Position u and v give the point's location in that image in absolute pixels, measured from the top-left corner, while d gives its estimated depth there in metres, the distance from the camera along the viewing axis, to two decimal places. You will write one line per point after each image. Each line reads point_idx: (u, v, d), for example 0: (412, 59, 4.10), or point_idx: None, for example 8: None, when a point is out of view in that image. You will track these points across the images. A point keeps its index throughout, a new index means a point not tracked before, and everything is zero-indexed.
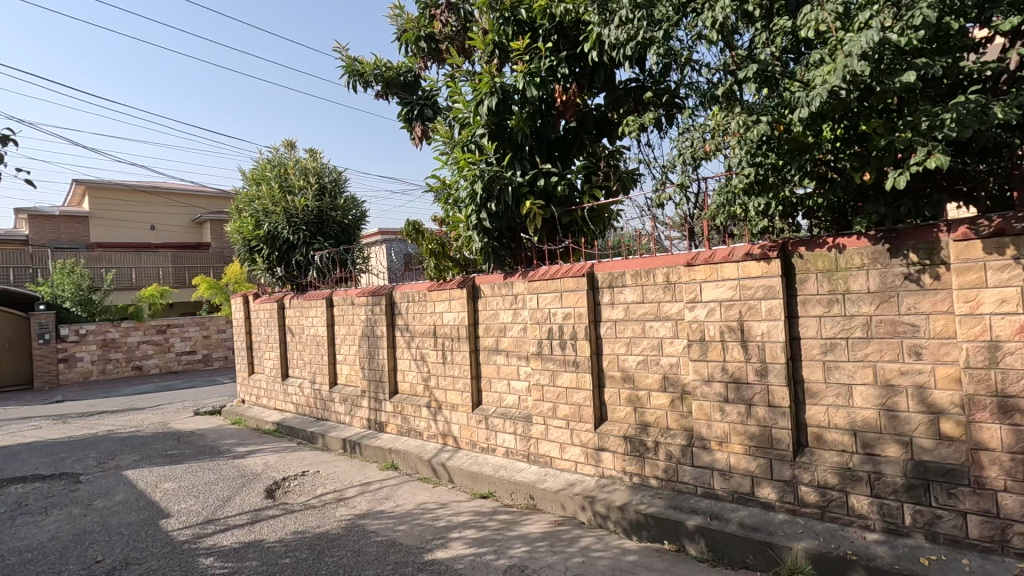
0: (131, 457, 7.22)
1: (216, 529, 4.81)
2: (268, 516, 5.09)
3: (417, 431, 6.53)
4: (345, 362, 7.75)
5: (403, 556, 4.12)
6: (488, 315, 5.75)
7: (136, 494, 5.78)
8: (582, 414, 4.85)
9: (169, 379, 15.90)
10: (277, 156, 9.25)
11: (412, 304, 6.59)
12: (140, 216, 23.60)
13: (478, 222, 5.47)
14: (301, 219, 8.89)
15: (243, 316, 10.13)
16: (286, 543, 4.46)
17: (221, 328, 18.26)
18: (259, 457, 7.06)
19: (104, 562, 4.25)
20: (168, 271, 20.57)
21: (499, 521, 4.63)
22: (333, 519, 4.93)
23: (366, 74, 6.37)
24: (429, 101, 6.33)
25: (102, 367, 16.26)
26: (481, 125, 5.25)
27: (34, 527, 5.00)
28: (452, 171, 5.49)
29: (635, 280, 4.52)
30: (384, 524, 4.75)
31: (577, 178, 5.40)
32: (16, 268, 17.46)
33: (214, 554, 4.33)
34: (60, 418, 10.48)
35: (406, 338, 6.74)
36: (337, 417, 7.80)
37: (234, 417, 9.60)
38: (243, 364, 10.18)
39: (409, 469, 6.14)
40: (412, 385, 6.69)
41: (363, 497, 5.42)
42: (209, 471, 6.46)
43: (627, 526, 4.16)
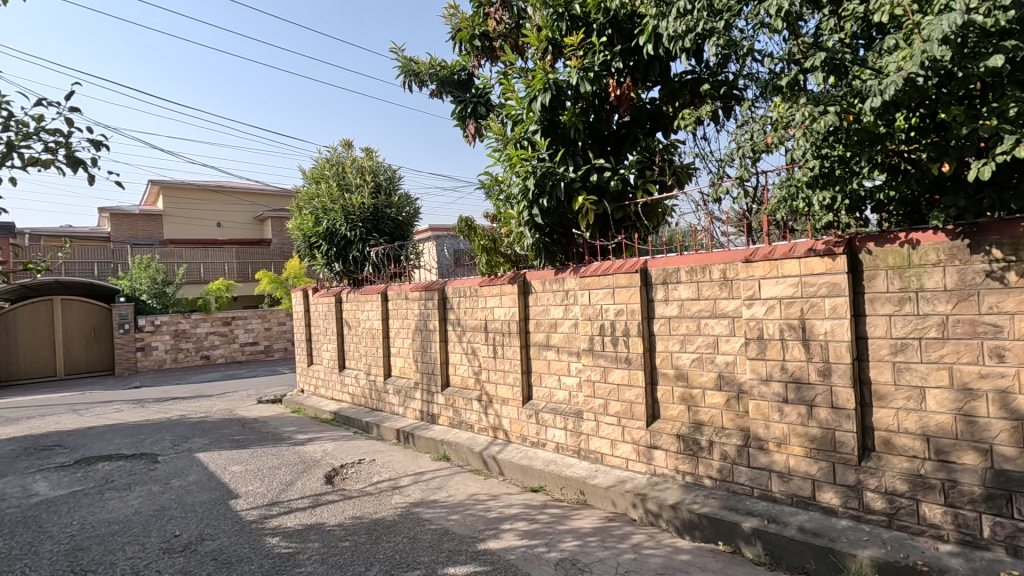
0: (202, 440, 7.69)
1: (280, 511, 5.07)
2: (327, 501, 5.32)
3: (468, 424, 6.66)
4: (399, 355, 7.98)
5: (456, 545, 4.22)
6: (539, 311, 5.78)
7: (207, 475, 6.17)
8: (634, 411, 4.82)
9: (235, 368, 16.79)
10: (335, 156, 9.58)
11: (464, 299, 6.71)
12: (207, 214, 24.97)
13: (530, 218, 5.47)
14: (357, 217, 9.17)
15: (303, 309, 10.57)
16: (345, 527, 4.66)
17: (281, 321, 19.13)
18: (318, 444, 7.37)
19: (182, 537, 4.58)
20: (232, 266, 21.76)
21: (549, 515, 4.66)
22: (389, 506, 5.11)
23: (421, 73, 6.51)
24: (482, 99, 6.41)
25: (174, 356, 17.31)
26: (533, 122, 5.27)
27: (121, 501, 5.43)
28: (505, 167, 5.53)
29: (689, 276, 4.44)
30: (438, 513, 4.87)
31: (630, 174, 5.33)
32: (100, 263, 18.87)
33: (279, 534, 4.58)
34: (139, 402, 11.27)
35: (457, 332, 6.86)
36: (391, 408, 8.04)
37: (294, 406, 10.03)
38: (303, 355, 10.61)
39: (460, 461, 6.26)
40: (463, 378, 6.81)
41: (416, 487, 5.58)
42: (272, 456, 6.80)
43: (680, 526, 4.11)
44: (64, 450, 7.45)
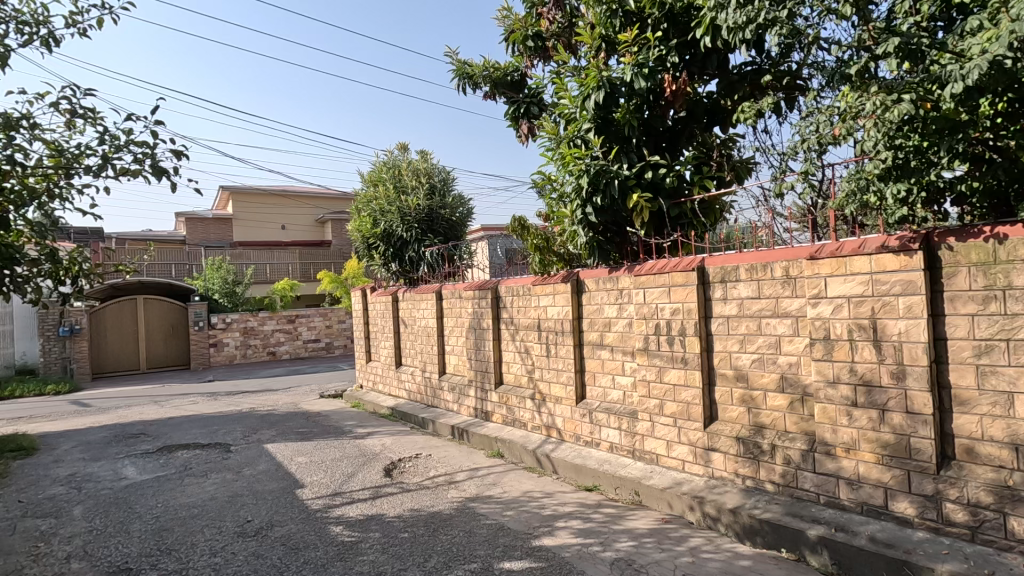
0: (270, 432, 8.12)
1: (343, 501, 5.30)
2: (387, 493, 5.51)
3: (522, 422, 6.71)
4: (453, 353, 8.15)
5: (511, 540, 4.28)
6: (593, 310, 5.76)
7: (275, 464, 6.52)
8: (691, 412, 4.72)
9: (298, 364, 17.60)
10: (392, 159, 9.86)
11: (517, 298, 6.77)
12: (272, 217, 26.27)
13: (583, 217, 5.45)
14: (413, 218, 9.41)
15: (361, 308, 10.95)
16: (404, 519, 4.81)
17: (341, 319, 19.88)
18: (377, 438, 7.63)
19: (254, 522, 4.86)
20: (296, 267, 22.80)
21: (604, 514, 4.65)
22: (445, 500, 5.23)
23: (475, 76, 6.59)
24: (535, 99, 6.44)
25: (243, 352, 18.32)
26: (587, 120, 5.25)
27: (199, 487, 5.83)
28: (558, 167, 5.53)
29: (749, 274, 4.31)
30: (493, 509, 4.95)
31: (686, 170, 5.21)
32: (178, 264, 20.22)
33: (343, 523, 4.78)
34: (212, 395, 12.01)
35: (511, 331, 6.93)
36: (446, 405, 8.21)
37: (354, 401, 10.42)
38: (361, 352, 11.00)
39: (514, 458, 6.32)
40: (517, 376, 6.88)
41: (471, 482, 5.69)
42: (334, 448, 7.10)
43: (740, 531, 4.00)
44: (148, 438, 8.05)
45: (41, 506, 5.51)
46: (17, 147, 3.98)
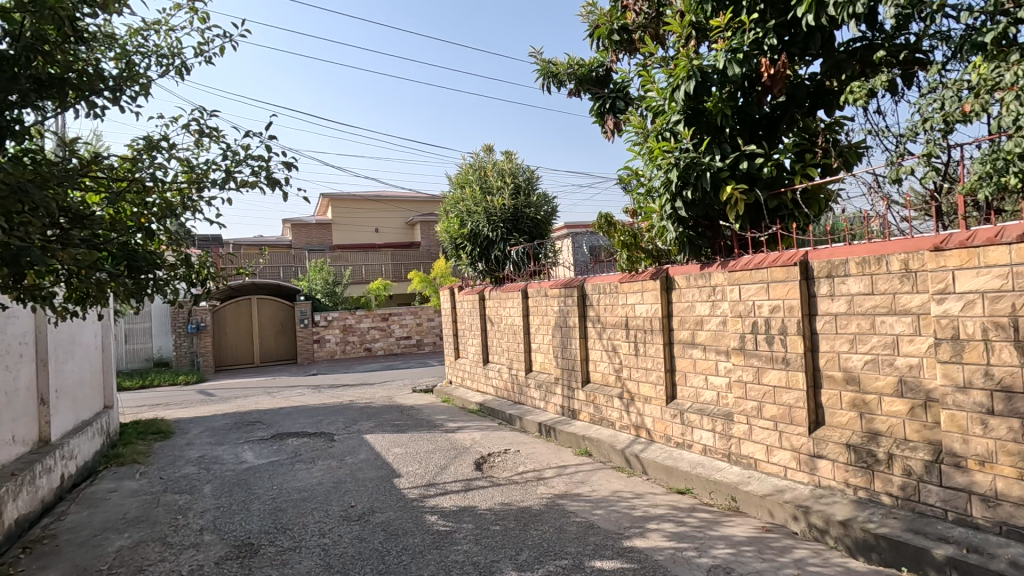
0: (368, 423, 8.62)
1: (437, 492, 5.52)
2: (478, 486, 5.67)
3: (610, 421, 6.64)
4: (540, 350, 8.21)
5: (601, 539, 4.25)
6: (684, 308, 5.57)
7: (374, 454, 6.91)
8: (794, 416, 4.44)
9: (392, 360, 18.53)
10: (478, 161, 10.09)
11: (604, 295, 6.70)
12: (367, 221, 27.85)
13: (673, 212, 5.28)
14: (499, 217, 9.57)
15: (450, 307, 11.32)
16: (495, 512, 4.93)
17: (431, 317, 20.70)
18: (468, 433, 7.86)
19: (357, 507, 5.20)
20: (389, 268, 24.03)
21: (699, 519, 4.49)
22: (535, 496, 5.30)
23: (560, 74, 6.58)
24: (622, 93, 6.34)
25: (343, 348, 19.57)
26: (676, 112, 5.08)
27: (308, 472, 6.33)
28: (646, 162, 5.41)
29: (860, 268, 3.97)
30: (582, 507, 4.95)
31: (786, 158, 4.89)
32: (285, 267, 21.98)
33: (438, 513, 4.98)
34: (317, 388, 12.94)
35: (597, 329, 6.88)
36: (533, 402, 8.30)
37: (444, 396, 10.79)
38: (450, 349, 11.37)
39: (602, 457, 6.25)
40: (604, 375, 6.81)
41: (560, 479, 5.71)
42: (428, 441, 7.41)
43: (852, 545, 3.70)
44: (263, 426, 8.84)
45: (178, 483, 6.23)
46: (158, 166, 4.49)
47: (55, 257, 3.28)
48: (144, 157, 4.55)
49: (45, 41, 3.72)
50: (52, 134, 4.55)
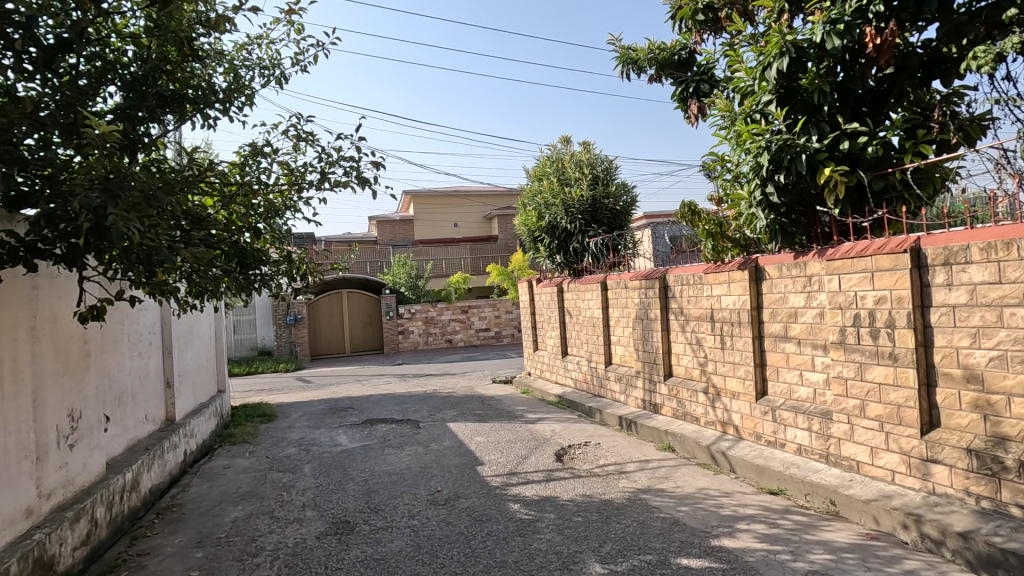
0: (451, 412, 8.91)
1: (519, 481, 5.62)
2: (559, 477, 5.71)
3: (694, 416, 6.44)
4: (620, 343, 8.10)
5: (687, 537, 4.15)
6: (775, 299, 5.28)
7: (458, 442, 7.15)
8: (903, 416, 4.09)
9: (472, 351, 18.99)
10: (555, 153, 10.06)
11: (687, 287, 6.48)
12: (447, 217, 28.66)
13: (763, 198, 5.00)
14: (577, 209, 9.50)
15: (528, 299, 11.41)
16: (577, 503, 4.95)
17: (509, 309, 20.99)
18: (548, 424, 7.92)
19: (443, 492, 5.41)
20: (468, 261, 24.62)
21: (793, 522, 4.26)
22: (617, 489, 5.25)
23: (640, 60, 6.40)
24: (706, 75, 6.08)
25: (426, 339, 20.31)
26: (767, 91, 4.81)
27: (397, 457, 6.66)
28: (733, 146, 5.17)
29: (984, 255, 3.56)
30: (666, 502, 4.84)
31: (894, 136, 4.49)
32: (372, 262, 23.13)
33: (520, 501, 5.07)
34: (402, 377, 13.54)
35: (680, 322, 6.68)
36: (613, 395, 8.22)
37: (523, 387, 10.93)
38: (529, 341, 11.48)
39: (687, 453, 6.08)
40: (688, 369, 6.61)
41: (642, 474, 5.62)
42: (509, 431, 7.54)
43: (973, 559, 3.36)
44: (355, 412, 9.38)
45: (282, 462, 6.77)
46: (263, 170, 4.89)
47: (180, 255, 3.65)
48: (250, 162, 4.96)
49: (168, 61, 4.15)
50: (174, 145, 5.06)
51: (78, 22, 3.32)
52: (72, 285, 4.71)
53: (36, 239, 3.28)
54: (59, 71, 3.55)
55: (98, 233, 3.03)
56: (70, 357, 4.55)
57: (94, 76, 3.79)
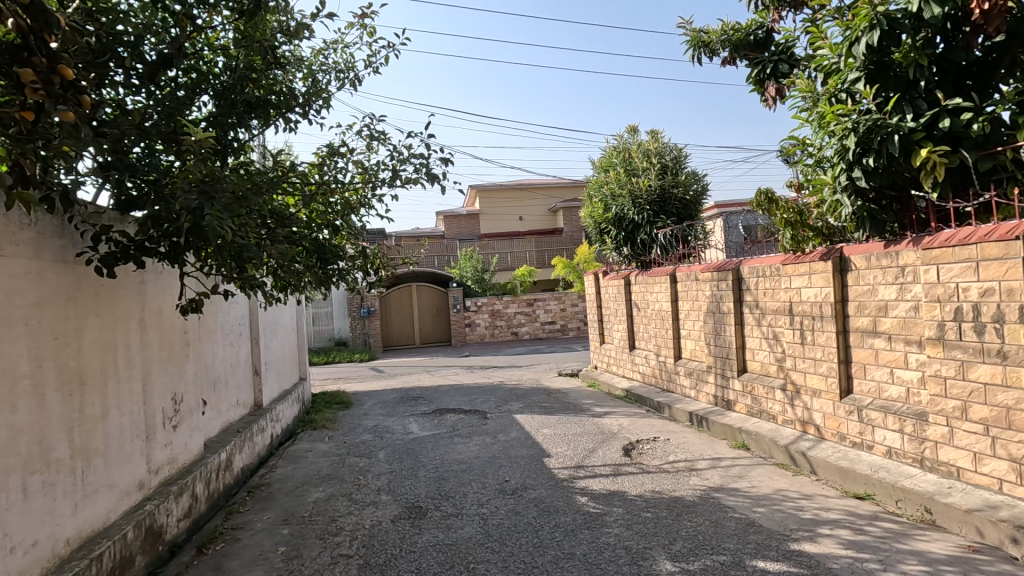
0: (518, 404, 9.01)
1: (586, 474, 5.61)
2: (627, 472, 5.64)
3: (770, 414, 6.16)
4: (690, 337, 7.87)
5: (764, 539, 3.99)
6: (863, 292, 4.93)
7: (525, 433, 7.22)
8: (1013, 420, 3.72)
9: (538, 343, 19.08)
10: (622, 143, 9.86)
11: (763, 279, 6.19)
12: (512, 210, 28.87)
13: (850, 183, 4.67)
14: (645, 199, 9.28)
15: (594, 292, 11.31)
16: (646, 499, 4.87)
17: (575, 302, 20.89)
18: (615, 418, 7.83)
19: (511, 482, 5.49)
20: (533, 254, 24.71)
21: (882, 529, 3.99)
22: (688, 486, 5.13)
23: (712, 43, 6.17)
24: (785, 55, 5.75)
25: (492, 332, 20.61)
26: (855, 68, 4.47)
27: (466, 446, 6.82)
28: (815, 129, 4.86)
29: None
30: (741, 502, 4.67)
31: (1004, 110, 4.07)
32: (439, 256, 23.71)
33: (588, 495, 5.06)
34: (470, 369, 13.83)
35: (756, 315, 6.39)
36: (683, 390, 8.01)
37: (589, 380, 10.87)
38: (595, 334, 11.39)
39: (763, 452, 5.82)
40: (763, 365, 6.33)
41: (715, 472, 5.45)
42: (575, 424, 7.54)
43: None
44: (425, 401, 9.69)
45: (358, 448, 7.11)
46: (339, 170, 5.12)
47: (267, 252, 3.91)
48: (328, 162, 5.20)
49: (253, 70, 4.41)
50: (259, 148, 5.40)
51: (176, 38, 3.60)
52: (174, 279, 5.16)
53: (143, 239, 3.61)
54: (160, 84, 3.87)
55: (196, 233, 3.30)
56: (172, 346, 4.99)
57: (191, 87, 4.10)
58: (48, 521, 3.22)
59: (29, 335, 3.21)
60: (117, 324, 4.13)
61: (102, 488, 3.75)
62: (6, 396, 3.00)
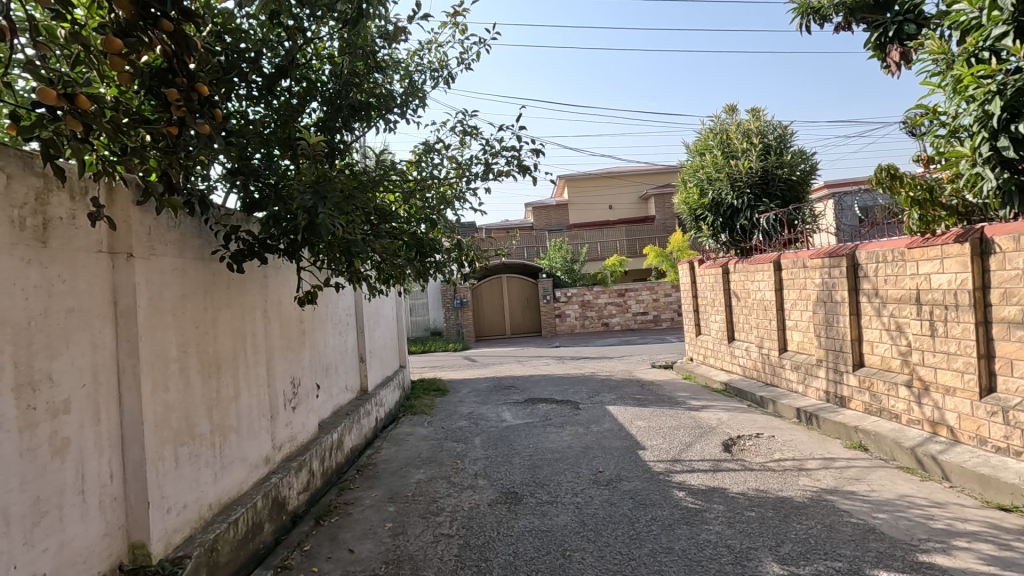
0: (610, 395, 8.92)
1: (683, 469, 5.45)
2: (728, 468, 5.40)
3: (892, 413, 5.62)
4: (797, 328, 7.37)
5: (886, 547, 3.66)
6: (1009, 278, 4.33)
7: (618, 425, 7.14)
8: None
9: (630, 335, 18.73)
10: (719, 124, 9.36)
11: (884, 265, 5.63)
12: (602, 199, 28.44)
13: (994, 153, 4.11)
14: (745, 182, 8.75)
15: (689, 281, 10.89)
16: (749, 497, 4.64)
17: (668, 292, 20.25)
18: (713, 412, 7.52)
19: (605, 473, 5.46)
20: (624, 244, 24.24)
21: None
22: (796, 487, 4.82)
23: (824, 9, 5.78)
24: (912, 14, 5.15)
25: (582, 323, 20.50)
26: (1001, 22, 3.91)
27: (559, 435, 6.87)
28: (949, 95, 4.33)
29: None
30: (859, 507, 4.31)
31: None
32: (529, 247, 23.92)
33: (686, 490, 4.91)
34: (560, 359, 13.87)
35: (875, 305, 5.84)
36: (789, 384, 7.52)
37: (684, 372, 10.51)
38: (691, 325, 10.98)
39: (884, 454, 5.33)
40: (884, 359, 5.77)
41: (827, 473, 5.08)
42: (671, 417, 7.33)
43: None
44: (517, 390, 9.87)
45: (455, 433, 7.40)
46: (436, 166, 5.32)
47: (372, 247, 4.18)
48: (424, 159, 5.42)
49: (356, 75, 4.67)
50: (363, 149, 5.74)
51: (289, 50, 3.89)
52: (291, 273, 5.63)
53: (266, 237, 3.98)
54: (277, 94, 4.21)
55: (311, 230, 3.58)
56: (290, 334, 5.45)
57: (302, 95, 4.43)
58: (194, 488, 3.67)
59: (175, 322, 3.65)
60: (244, 314, 4.58)
61: (236, 461, 4.21)
62: (160, 377, 3.43)
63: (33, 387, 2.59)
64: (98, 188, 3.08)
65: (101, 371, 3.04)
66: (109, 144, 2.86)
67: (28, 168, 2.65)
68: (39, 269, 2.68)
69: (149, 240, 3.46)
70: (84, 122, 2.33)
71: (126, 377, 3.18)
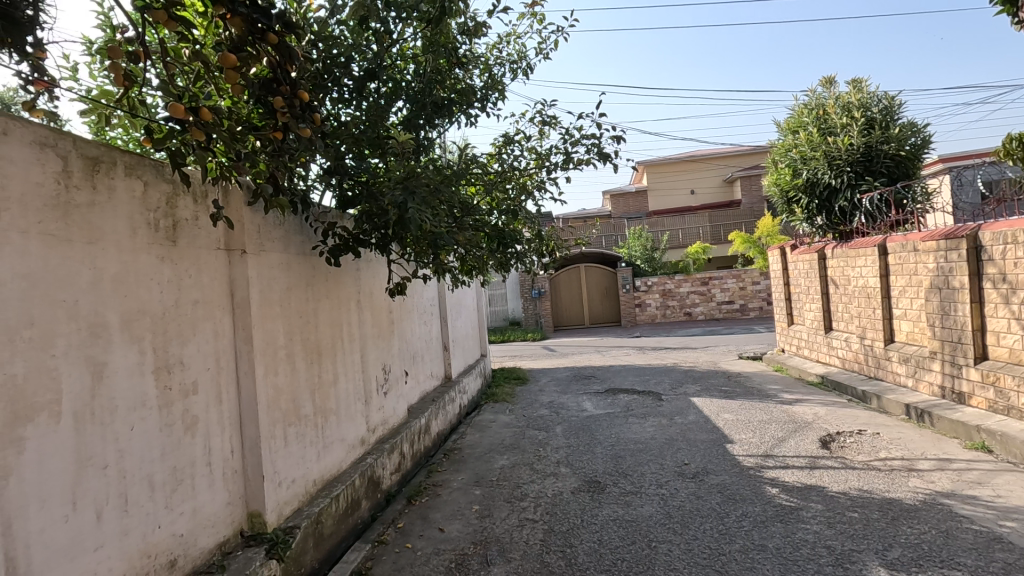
0: (694, 387, 8.65)
1: (776, 464, 5.20)
2: (826, 465, 5.09)
3: (1021, 411, 5.05)
4: (906, 317, 6.78)
5: (1016, 559, 3.31)
6: None
7: (703, 417, 6.92)
8: None
9: (714, 324, 18.05)
10: (814, 99, 8.75)
11: (1013, 247, 5.03)
12: (683, 184, 27.42)
13: None
14: (845, 160, 8.11)
15: (780, 268, 10.29)
16: (852, 498, 4.35)
17: (756, 280, 19.28)
18: (808, 406, 7.10)
19: (691, 466, 5.33)
20: (707, 230, 23.30)
21: None
22: (906, 488, 4.46)
23: None
24: None
25: (663, 313, 19.96)
26: None
27: (641, 426, 6.78)
28: None
29: None
30: (982, 513, 3.92)
31: None
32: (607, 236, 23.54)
33: (779, 486, 4.68)
34: (640, 350, 13.60)
35: (1002, 292, 5.23)
36: (896, 378, 6.95)
37: (775, 364, 9.99)
38: (783, 314, 10.38)
39: (1011, 457, 4.81)
40: (1013, 351, 5.19)
41: (943, 474, 4.66)
42: (761, 411, 7.00)
43: None
44: (598, 380, 9.82)
45: (537, 422, 7.50)
46: (516, 157, 5.39)
47: (456, 239, 4.32)
48: (504, 151, 5.50)
49: (438, 72, 4.81)
50: (445, 144, 5.91)
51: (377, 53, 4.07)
52: (381, 266, 5.92)
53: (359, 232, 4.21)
54: (366, 96, 4.42)
55: (401, 224, 3.75)
56: (381, 324, 5.74)
57: (390, 95, 4.62)
58: (301, 464, 3.99)
59: (282, 313, 3.97)
60: (340, 305, 4.88)
61: (336, 442, 4.53)
62: (271, 362, 3.76)
63: (168, 370, 2.92)
64: (215, 191, 3.40)
65: (221, 357, 3.38)
66: (224, 151, 3.15)
67: (161, 175, 2.98)
68: (171, 266, 3.02)
69: (259, 237, 3.77)
70: (207, 132, 2.58)
71: (242, 362, 3.51)
